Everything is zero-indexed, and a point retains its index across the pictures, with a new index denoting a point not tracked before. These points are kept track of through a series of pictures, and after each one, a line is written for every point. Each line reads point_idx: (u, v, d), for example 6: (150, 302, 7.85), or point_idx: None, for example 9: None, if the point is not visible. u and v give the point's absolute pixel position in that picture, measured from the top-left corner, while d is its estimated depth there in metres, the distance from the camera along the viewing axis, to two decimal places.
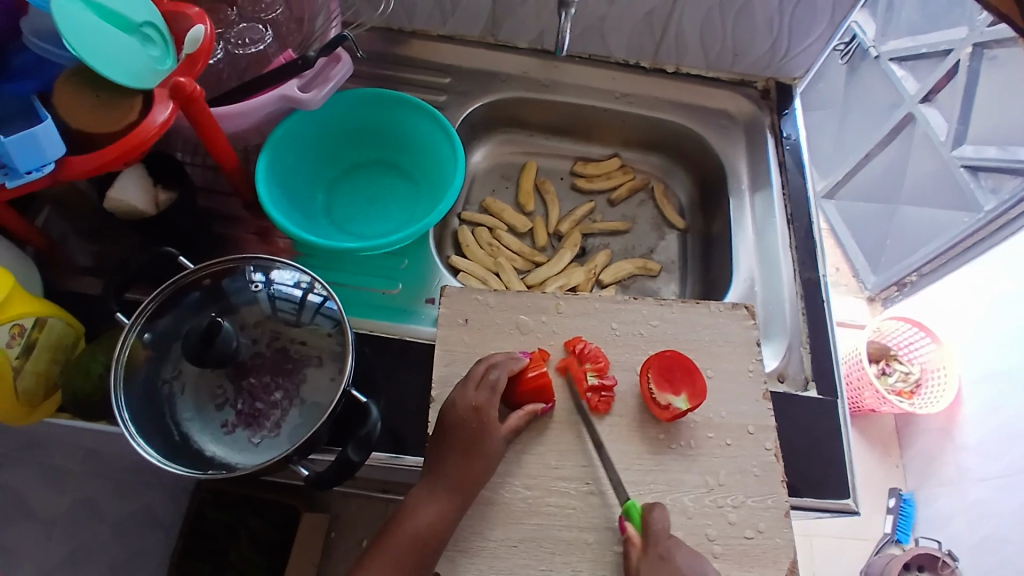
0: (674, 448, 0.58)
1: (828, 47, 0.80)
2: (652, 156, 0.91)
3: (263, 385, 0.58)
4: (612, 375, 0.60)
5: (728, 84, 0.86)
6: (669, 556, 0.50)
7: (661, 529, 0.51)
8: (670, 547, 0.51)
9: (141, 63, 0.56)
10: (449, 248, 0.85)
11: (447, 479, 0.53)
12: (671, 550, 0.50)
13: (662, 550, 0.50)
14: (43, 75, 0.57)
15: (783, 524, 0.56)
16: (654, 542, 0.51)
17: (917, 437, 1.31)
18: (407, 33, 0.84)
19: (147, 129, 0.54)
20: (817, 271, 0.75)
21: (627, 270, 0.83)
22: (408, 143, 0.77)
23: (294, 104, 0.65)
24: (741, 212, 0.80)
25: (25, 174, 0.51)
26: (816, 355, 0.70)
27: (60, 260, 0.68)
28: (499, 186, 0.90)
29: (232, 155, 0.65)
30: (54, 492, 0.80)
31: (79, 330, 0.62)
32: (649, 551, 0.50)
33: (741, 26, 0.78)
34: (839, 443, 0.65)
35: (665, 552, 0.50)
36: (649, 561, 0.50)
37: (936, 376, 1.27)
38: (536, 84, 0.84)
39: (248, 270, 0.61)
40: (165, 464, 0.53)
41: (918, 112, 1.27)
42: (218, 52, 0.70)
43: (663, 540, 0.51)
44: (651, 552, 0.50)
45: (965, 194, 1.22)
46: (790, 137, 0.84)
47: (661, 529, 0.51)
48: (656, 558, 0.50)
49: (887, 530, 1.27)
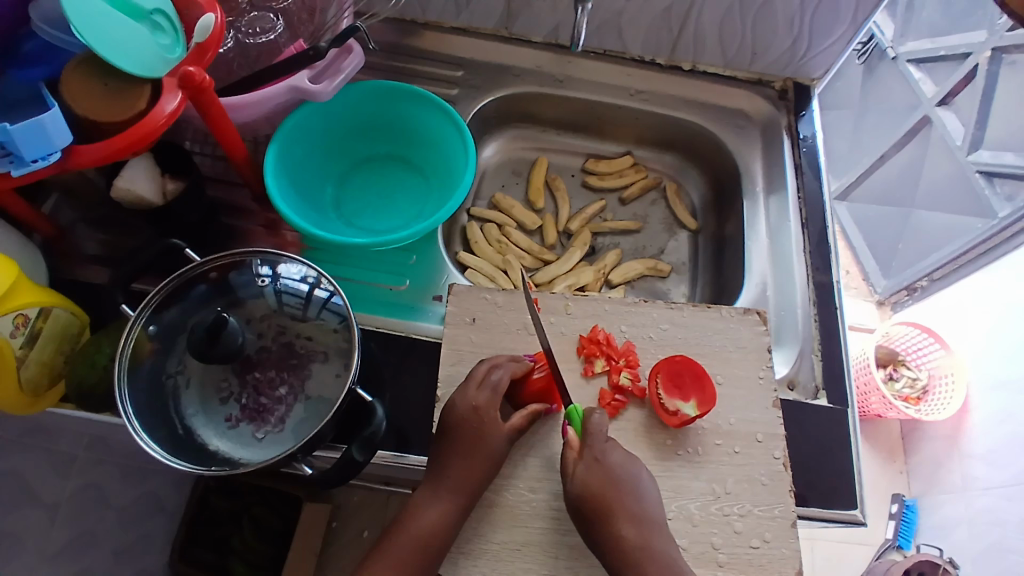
0: (681, 454, 0.57)
1: (849, 47, 0.78)
2: (666, 155, 0.90)
3: (268, 379, 0.58)
4: (642, 378, 0.60)
5: (744, 83, 0.84)
6: (604, 457, 0.53)
7: (598, 434, 0.54)
8: (606, 450, 0.53)
9: (149, 52, 0.55)
10: (458, 244, 0.84)
11: (448, 480, 0.52)
12: (605, 453, 0.53)
13: (598, 452, 0.53)
14: (53, 62, 0.56)
15: (790, 534, 0.55)
16: (590, 444, 0.53)
17: (923, 444, 1.30)
18: (421, 25, 0.83)
19: (156, 118, 0.53)
20: (831, 276, 0.74)
21: (637, 270, 0.82)
22: (419, 137, 0.76)
23: (304, 95, 0.64)
24: (755, 215, 0.78)
25: (30, 162, 0.50)
26: (827, 362, 0.69)
27: (67, 249, 0.67)
28: (509, 182, 0.89)
29: (241, 146, 0.65)
30: (58, 479, 0.78)
31: (83, 320, 0.62)
32: (586, 452, 0.53)
33: (761, 24, 0.76)
34: (848, 452, 0.64)
35: (601, 454, 0.53)
36: (586, 463, 0.53)
37: (945, 383, 1.26)
38: (549, 79, 0.83)
39: (254, 263, 0.60)
40: (167, 459, 0.53)
41: (935, 115, 1.24)
42: (229, 41, 0.69)
43: (600, 442, 0.53)
44: (587, 455, 0.53)
45: (981, 200, 1.21)
46: (808, 138, 0.82)
47: (599, 432, 0.54)
48: (592, 456, 0.53)
49: (889, 536, 1.27)
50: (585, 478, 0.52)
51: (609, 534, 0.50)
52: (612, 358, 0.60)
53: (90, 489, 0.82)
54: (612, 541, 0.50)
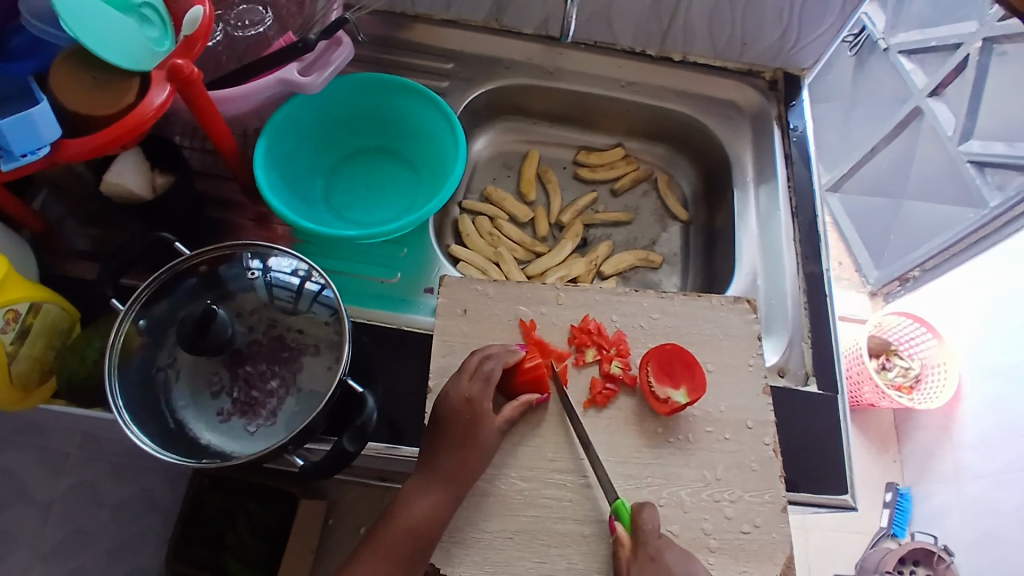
0: (671, 442, 0.57)
1: (838, 37, 0.79)
2: (656, 146, 0.90)
3: (259, 373, 0.58)
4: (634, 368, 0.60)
5: (734, 74, 0.85)
6: (660, 558, 0.50)
7: (651, 532, 0.51)
8: (660, 548, 0.50)
9: (136, 43, 0.55)
10: (449, 237, 0.84)
11: (440, 470, 0.53)
12: (661, 553, 0.50)
13: (653, 552, 0.50)
14: (41, 56, 0.56)
15: (780, 520, 0.55)
16: (644, 544, 0.50)
17: (915, 433, 1.31)
18: (410, 17, 0.82)
19: (144, 112, 0.53)
20: (821, 265, 0.74)
21: (628, 261, 0.82)
22: (409, 129, 0.76)
23: (292, 88, 0.64)
24: (745, 204, 0.79)
25: (19, 157, 0.50)
26: (817, 349, 0.69)
27: (57, 244, 0.67)
28: (500, 175, 0.89)
29: (230, 139, 0.65)
30: (52, 476, 0.79)
31: (74, 316, 0.62)
32: (640, 553, 0.50)
33: (749, 14, 0.77)
34: (838, 438, 0.64)
35: (657, 554, 0.50)
36: (640, 562, 0.50)
37: (936, 372, 1.27)
38: (539, 72, 0.83)
39: (245, 257, 0.60)
40: (159, 452, 0.53)
41: (925, 106, 1.25)
42: (217, 34, 0.69)
43: (653, 542, 0.51)
44: (642, 553, 0.50)
45: (971, 190, 1.21)
46: (797, 130, 0.82)
47: (651, 529, 0.51)
48: (647, 559, 0.50)
49: (884, 525, 1.27)
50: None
51: None
52: (603, 348, 0.60)
53: (81, 489, 0.82)
54: None
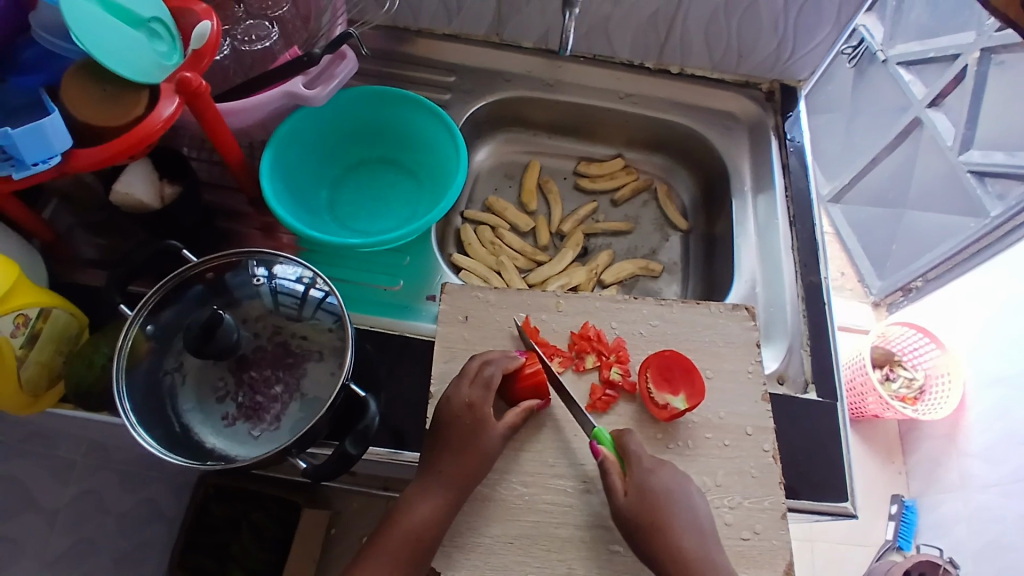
0: (671, 448, 0.58)
1: (834, 49, 0.80)
2: (656, 157, 0.91)
3: (264, 378, 0.59)
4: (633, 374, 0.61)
5: (732, 86, 0.86)
6: (654, 472, 0.53)
7: (636, 451, 0.54)
8: (654, 465, 0.54)
9: (145, 57, 0.56)
10: (451, 246, 0.85)
11: (441, 475, 0.53)
12: (655, 468, 0.53)
13: (646, 466, 0.53)
14: (52, 69, 0.57)
15: (780, 526, 0.55)
16: (634, 463, 0.54)
17: (920, 444, 1.30)
18: (413, 32, 0.84)
19: (153, 123, 0.54)
20: (819, 274, 0.74)
21: (629, 270, 0.83)
22: (412, 140, 0.77)
23: (298, 100, 0.65)
24: (744, 213, 0.80)
25: (31, 166, 0.51)
26: (817, 356, 0.70)
27: (66, 253, 0.69)
28: (502, 185, 0.90)
29: (237, 150, 0.66)
30: (58, 484, 0.80)
31: (83, 322, 0.63)
32: (632, 469, 0.53)
33: (746, 27, 0.78)
34: (838, 445, 0.65)
35: (649, 467, 0.53)
36: (636, 479, 0.53)
37: (941, 382, 1.27)
38: (540, 84, 0.85)
39: (251, 264, 0.61)
40: (164, 455, 0.54)
41: (925, 116, 1.26)
42: (224, 49, 0.70)
43: (642, 458, 0.54)
44: (635, 470, 0.53)
45: (972, 199, 1.21)
46: (795, 141, 0.83)
47: (636, 448, 0.55)
48: (642, 473, 0.53)
49: (889, 537, 1.26)
50: (639, 496, 0.51)
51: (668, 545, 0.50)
52: (602, 354, 0.61)
53: (88, 497, 0.82)
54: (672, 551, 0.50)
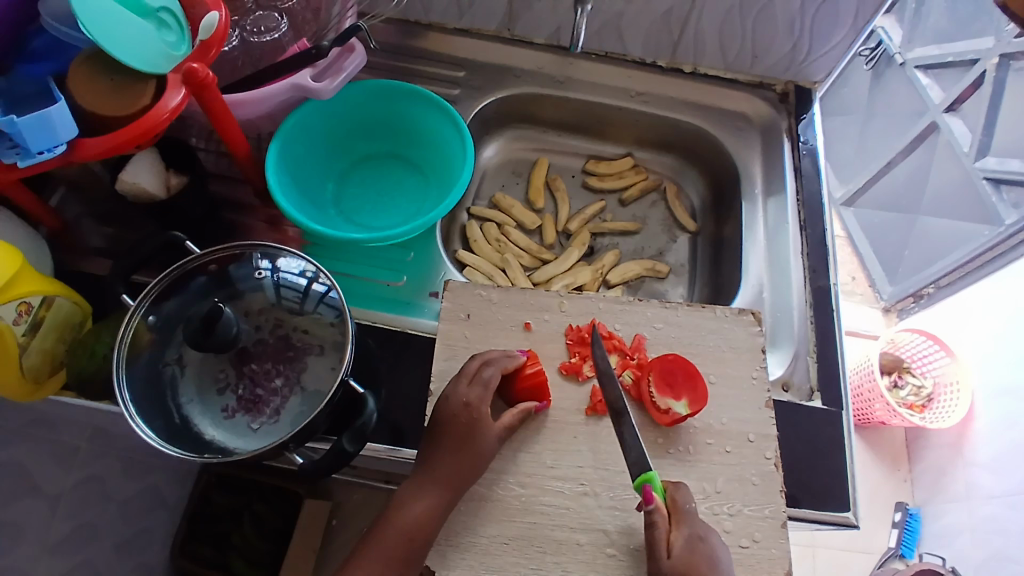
0: (672, 453, 0.57)
1: (850, 51, 0.78)
2: (665, 157, 0.90)
3: (264, 371, 0.58)
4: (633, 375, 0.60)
5: (745, 86, 0.85)
6: (705, 537, 0.50)
7: (689, 509, 0.52)
8: (703, 528, 0.51)
9: (153, 48, 0.56)
10: (457, 243, 0.84)
11: (437, 474, 0.53)
12: (704, 532, 0.51)
13: (699, 530, 0.51)
14: (60, 58, 0.58)
15: (780, 535, 0.55)
16: (688, 521, 0.51)
17: (927, 452, 1.29)
18: (424, 26, 0.84)
19: (159, 113, 0.54)
20: (828, 279, 0.73)
21: (635, 271, 0.82)
22: (419, 135, 0.77)
23: (305, 93, 0.65)
24: (753, 216, 0.79)
25: (36, 154, 0.51)
26: (822, 364, 0.69)
27: (73, 241, 0.69)
28: (509, 182, 0.90)
29: (243, 142, 0.66)
30: (61, 470, 0.80)
31: (86, 311, 0.63)
32: (686, 529, 0.50)
33: (760, 27, 0.77)
34: (841, 454, 0.64)
35: (702, 533, 0.51)
36: (685, 538, 0.50)
37: (949, 391, 1.25)
38: (550, 81, 0.84)
39: (255, 257, 0.61)
40: (162, 446, 0.54)
41: (942, 121, 1.24)
42: (233, 39, 0.70)
43: (693, 518, 0.51)
44: (684, 529, 0.50)
45: (987, 206, 1.20)
46: (807, 143, 0.82)
47: (688, 507, 0.52)
48: (690, 534, 0.50)
49: (892, 545, 1.25)
50: (687, 556, 0.49)
51: None
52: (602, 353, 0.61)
53: (92, 482, 0.83)
54: None
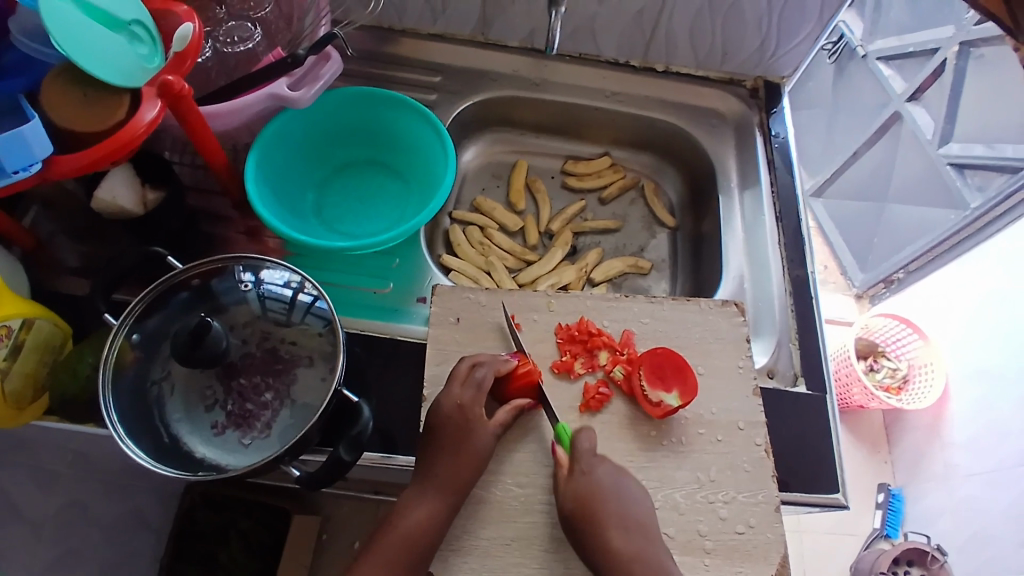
0: (665, 444, 0.58)
1: (817, 46, 0.81)
2: (642, 155, 0.91)
3: (253, 385, 0.58)
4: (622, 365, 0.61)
5: (717, 83, 0.86)
6: (592, 470, 0.53)
7: (585, 448, 0.54)
8: (593, 463, 0.54)
9: (127, 60, 0.55)
10: (440, 248, 0.84)
11: (435, 478, 0.53)
12: (593, 466, 0.54)
13: (585, 466, 0.54)
14: (30, 73, 0.56)
15: (774, 519, 0.56)
16: (578, 460, 0.54)
17: (905, 433, 1.32)
18: (398, 32, 0.84)
19: (136, 127, 0.53)
20: (806, 269, 0.75)
21: (618, 268, 0.83)
22: (398, 141, 0.77)
23: (282, 102, 0.64)
24: (731, 210, 0.80)
25: (11, 173, 0.50)
26: (805, 350, 0.71)
27: (46, 261, 0.67)
28: (490, 185, 0.90)
29: (221, 152, 0.65)
30: (44, 496, 0.77)
31: (66, 331, 0.62)
32: (575, 467, 0.54)
33: (731, 25, 0.78)
34: (828, 437, 0.65)
35: (589, 468, 0.53)
36: (574, 478, 0.53)
37: (923, 371, 1.28)
38: (526, 83, 0.84)
39: (237, 270, 0.60)
40: (154, 466, 0.53)
41: (905, 110, 1.28)
42: (206, 50, 0.70)
43: (588, 457, 0.54)
44: (576, 469, 0.53)
45: (953, 192, 1.23)
46: (780, 136, 0.84)
47: (586, 447, 0.54)
48: (580, 474, 0.53)
49: (876, 526, 1.28)
50: (574, 492, 0.52)
51: (600, 545, 0.51)
52: (591, 344, 0.62)
53: (73, 507, 0.80)
54: (604, 552, 0.50)
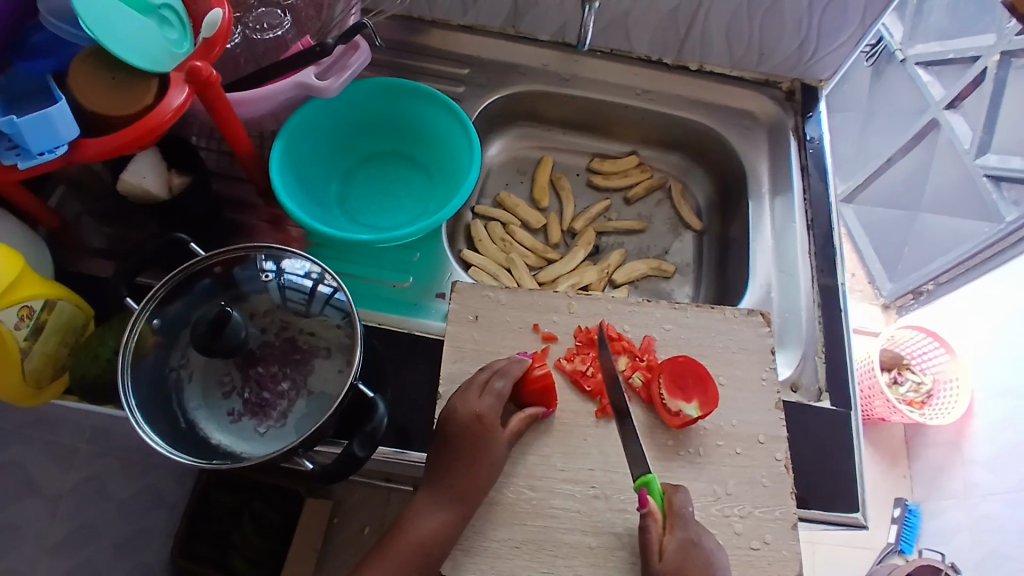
0: (682, 455, 0.57)
1: (857, 49, 0.78)
2: (671, 155, 0.89)
3: (271, 374, 0.58)
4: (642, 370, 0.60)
5: (752, 84, 0.84)
6: (700, 541, 0.50)
7: (685, 513, 0.52)
8: (699, 533, 0.51)
9: (157, 45, 0.54)
10: (461, 242, 0.84)
11: (449, 487, 0.53)
12: (700, 536, 0.51)
13: (692, 534, 0.51)
14: (60, 55, 0.56)
15: (791, 537, 0.55)
16: (683, 525, 0.51)
17: (925, 448, 1.29)
18: (427, 22, 0.83)
19: (162, 113, 0.53)
20: (835, 279, 0.73)
21: (640, 270, 0.82)
22: (424, 133, 0.76)
23: (310, 91, 0.64)
24: (760, 215, 0.78)
25: (37, 155, 0.50)
26: (831, 364, 0.69)
27: (72, 242, 0.68)
28: (514, 180, 0.89)
29: (247, 140, 0.65)
30: (62, 470, 0.78)
31: (88, 313, 0.62)
32: (678, 533, 0.51)
33: (769, 26, 0.76)
34: (850, 454, 0.64)
35: (696, 537, 0.50)
36: (678, 542, 0.50)
37: (948, 389, 1.26)
38: (555, 78, 0.83)
39: (259, 259, 0.60)
40: (170, 452, 0.53)
41: (942, 118, 1.24)
42: (235, 36, 0.69)
43: (690, 523, 0.51)
44: (679, 534, 0.50)
45: (988, 204, 1.20)
46: (814, 140, 0.81)
47: (685, 512, 0.52)
48: (687, 540, 0.50)
49: (890, 541, 1.26)
50: (678, 560, 0.49)
51: None
52: (609, 348, 0.61)
53: (91, 481, 0.81)
54: None
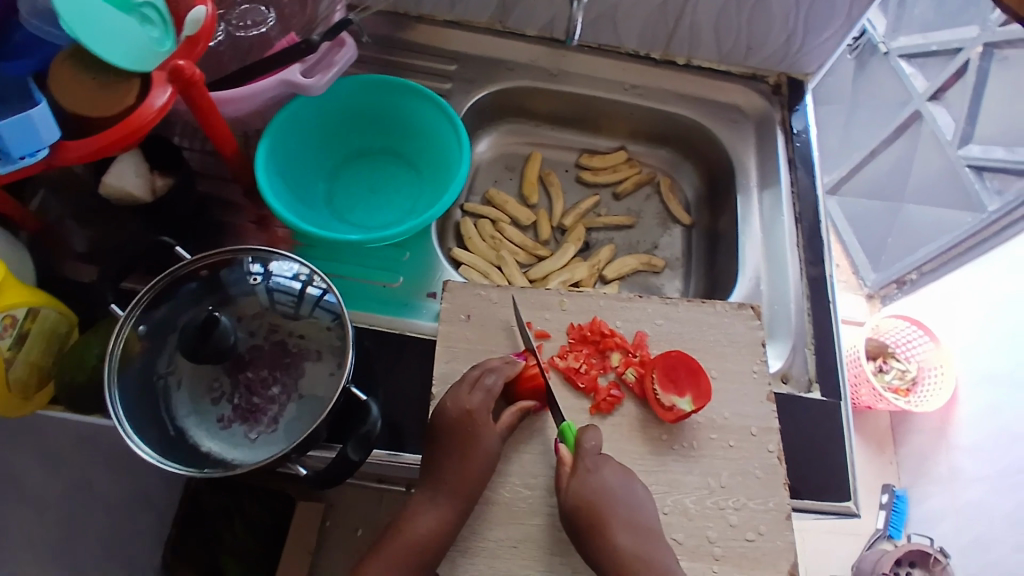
0: (676, 449, 0.57)
1: (843, 43, 0.78)
2: (660, 150, 0.89)
3: (261, 378, 0.57)
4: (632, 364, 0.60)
5: (739, 78, 0.85)
6: (597, 471, 0.53)
7: (592, 449, 0.54)
8: (598, 463, 0.53)
9: (138, 44, 0.53)
10: (451, 240, 0.83)
11: (444, 485, 0.52)
12: (598, 467, 0.53)
13: (590, 465, 0.53)
14: (38, 55, 0.54)
15: (784, 527, 0.55)
16: (583, 458, 0.53)
17: (912, 435, 1.31)
18: (413, 18, 0.82)
19: (145, 114, 0.52)
20: (824, 270, 0.74)
21: (631, 266, 0.82)
22: (412, 131, 0.75)
23: (296, 89, 0.63)
24: (749, 209, 0.79)
25: (18, 158, 0.49)
26: (820, 354, 0.69)
27: (53, 245, 0.66)
28: (502, 177, 0.89)
29: (232, 139, 0.64)
30: (47, 477, 0.76)
31: (72, 319, 0.61)
32: (580, 467, 0.53)
33: (756, 20, 0.76)
34: (840, 444, 0.64)
35: (593, 467, 0.53)
36: (579, 478, 0.52)
37: (933, 376, 1.28)
38: (543, 74, 0.83)
39: (246, 261, 0.59)
40: (160, 461, 0.52)
41: (925, 109, 1.25)
42: (219, 34, 0.69)
43: (592, 457, 0.53)
44: (581, 469, 0.53)
45: (970, 194, 1.22)
46: (801, 133, 0.82)
47: (592, 447, 0.54)
48: (586, 472, 0.53)
49: (879, 526, 1.28)
50: (578, 490, 0.52)
51: (602, 545, 0.50)
52: (600, 343, 0.61)
53: (77, 487, 0.80)
54: (608, 551, 0.50)
